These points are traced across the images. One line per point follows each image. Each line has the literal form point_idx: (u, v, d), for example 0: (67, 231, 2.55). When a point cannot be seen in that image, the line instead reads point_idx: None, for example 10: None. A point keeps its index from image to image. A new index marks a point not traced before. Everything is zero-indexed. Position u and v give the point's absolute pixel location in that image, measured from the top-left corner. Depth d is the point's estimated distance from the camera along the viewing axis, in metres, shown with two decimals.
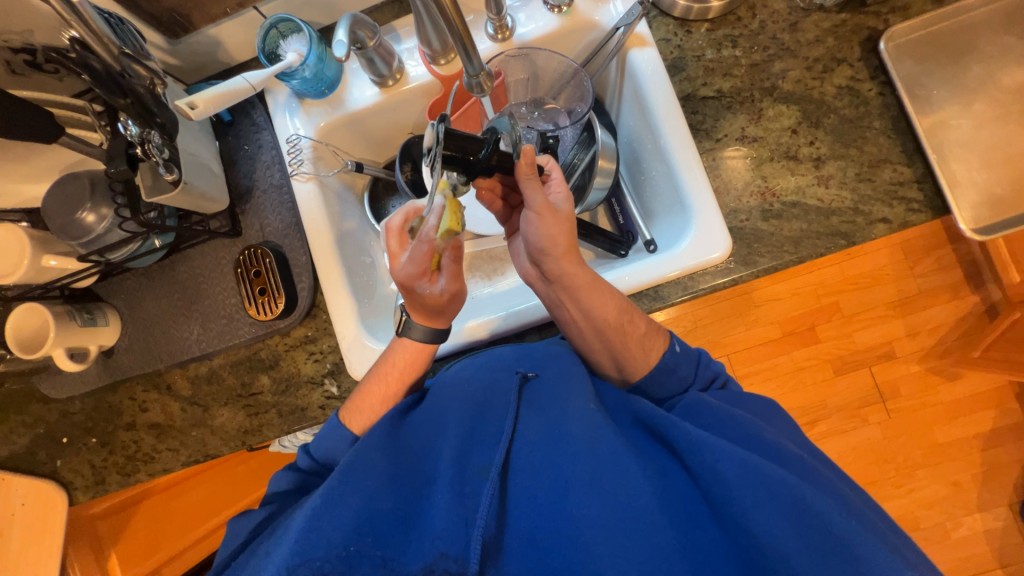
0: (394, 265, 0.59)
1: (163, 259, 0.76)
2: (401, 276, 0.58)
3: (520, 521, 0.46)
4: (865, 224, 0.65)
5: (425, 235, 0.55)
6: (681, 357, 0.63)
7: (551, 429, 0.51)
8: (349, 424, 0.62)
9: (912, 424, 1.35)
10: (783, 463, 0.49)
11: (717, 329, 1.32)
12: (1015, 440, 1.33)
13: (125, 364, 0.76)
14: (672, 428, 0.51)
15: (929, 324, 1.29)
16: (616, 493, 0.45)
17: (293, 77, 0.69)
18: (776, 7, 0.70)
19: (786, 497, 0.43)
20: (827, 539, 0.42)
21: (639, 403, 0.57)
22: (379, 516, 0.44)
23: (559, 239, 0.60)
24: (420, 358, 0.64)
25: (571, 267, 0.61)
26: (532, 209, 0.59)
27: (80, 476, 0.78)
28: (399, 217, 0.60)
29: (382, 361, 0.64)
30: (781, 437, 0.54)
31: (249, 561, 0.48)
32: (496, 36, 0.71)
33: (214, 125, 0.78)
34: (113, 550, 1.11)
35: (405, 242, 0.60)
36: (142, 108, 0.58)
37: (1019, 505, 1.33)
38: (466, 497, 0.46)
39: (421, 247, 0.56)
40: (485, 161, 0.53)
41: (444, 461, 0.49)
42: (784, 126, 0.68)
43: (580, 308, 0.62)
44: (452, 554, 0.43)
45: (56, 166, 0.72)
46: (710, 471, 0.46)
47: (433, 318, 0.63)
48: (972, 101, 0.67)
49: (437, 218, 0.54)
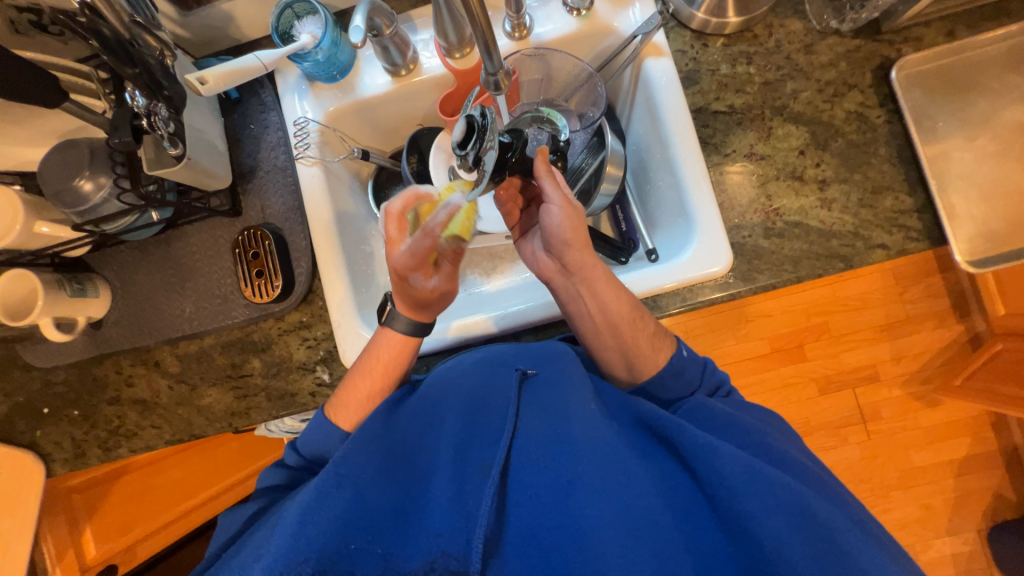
0: (392, 250, 0.61)
1: (159, 234, 0.75)
2: (397, 263, 0.61)
3: (521, 517, 0.47)
4: (864, 249, 0.66)
5: (431, 230, 0.59)
6: (688, 361, 0.62)
7: (552, 428, 0.51)
8: (337, 421, 0.61)
9: (890, 447, 1.37)
10: (786, 469, 0.51)
11: (708, 340, 1.34)
12: (988, 469, 1.37)
13: (113, 337, 0.75)
14: (677, 431, 0.50)
15: (913, 349, 1.32)
16: (618, 494, 0.46)
17: (306, 59, 0.67)
18: (793, 27, 0.71)
19: (790, 504, 0.44)
20: (831, 546, 0.43)
21: (641, 402, 0.56)
22: (379, 512, 0.46)
23: (578, 232, 0.61)
24: (408, 351, 0.64)
25: (590, 259, 0.62)
26: (554, 203, 0.60)
27: (59, 448, 0.77)
28: (400, 202, 0.62)
29: (367, 352, 0.63)
30: (786, 444, 0.56)
31: (240, 552, 0.48)
32: (514, 34, 0.71)
33: (221, 102, 0.77)
34: (87, 525, 1.06)
35: (404, 228, 0.62)
36: (150, 78, 0.57)
37: (987, 531, 1.36)
38: (466, 493, 0.48)
39: (424, 241, 0.59)
40: (512, 163, 0.58)
41: (444, 455, 0.51)
42: (792, 146, 0.69)
43: (597, 301, 0.62)
44: (453, 552, 0.45)
45: (55, 132, 0.71)
46: (715, 474, 0.46)
47: (420, 312, 0.63)
48: (975, 135, 0.68)
49: (448, 215, 0.59)
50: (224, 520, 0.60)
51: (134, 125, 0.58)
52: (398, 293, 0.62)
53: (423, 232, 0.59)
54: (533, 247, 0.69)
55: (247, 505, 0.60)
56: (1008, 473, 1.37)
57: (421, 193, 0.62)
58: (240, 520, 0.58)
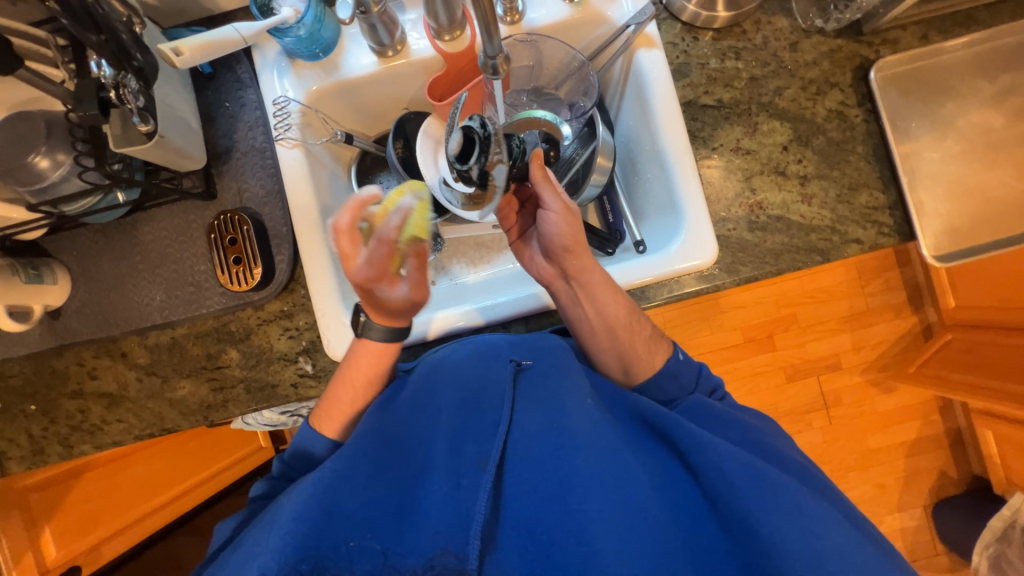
0: (348, 267, 0.55)
1: (125, 217, 0.70)
2: (358, 277, 0.56)
3: (519, 510, 0.47)
4: (840, 243, 0.69)
5: (385, 236, 0.54)
6: (683, 364, 0.64)
7: (552, 422, 0.52)
8: (321, 429, 0.62)
9: (849, 431, 1.45)
10: (782, 466, 0.54)
11: (684, 332, 1.42)
12: (934, 449, 1.47)
13: (74, 327, 0.70)
14: (675, 427, 0.51)
15: (873, 340, 1.43)
16: (617, 489, 0.47)
17: (287, 35, 0.64)
18: (779, 24, 0.72)
19: (788, 503, 0.46)
20: (824, 545, 0.43)
21: (640, 399, 0.57)
22: (378, 508, 0.46)
23: (578, 236, 0.62)
24: (387, 358, 0.62)
25: (589, 263, 0.62)
26: (552, 209, 0.61)
27: (15, 446, 0.72)
28: (346, 215, 0.54)
29: (347, 365, 0.62)
30: (780, 443, 0.58)
31: (233, 551, 0.46)
32: (506, 18, 0.69)
33: (192, 77, 0.72)
34: (48, 526, 0.98)
35: (358, 241, 0.55)
36: (117, 47, 0.52)
37: (932, 507, 1.46)
38: (462, 489, 0.48)
39: (379, 249, 0.55)
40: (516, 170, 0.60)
41: (441, 451, 0.51)
42: (776, 142, 0.71)
43: (595, 306, 0.63)
44: (452, 550, 0.45)
45: (5, 103, 0.64)
46: (716, 470, 0.47)
47: (395, 320, 0.61)
48: (944, 136, 0.71)
49: (402, 219, 0.55)
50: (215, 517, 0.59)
51: (100, 97, 0.53)
52: (370, 305, 0.59)
53: (376, 239, 0.54)
54: (530, 254, 0.69)
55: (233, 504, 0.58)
56: (953, 454, 1.47)
57: (365, 198, 0.55)
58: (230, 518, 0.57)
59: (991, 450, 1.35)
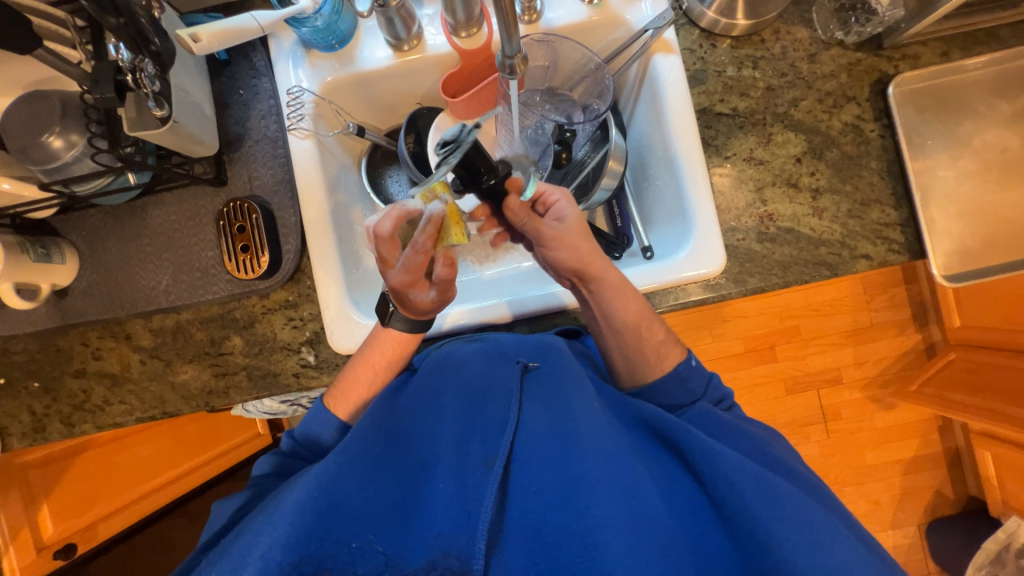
0: (386, 269, 0.56)
1: (135, 200, 0.70)
2: (394, 281, 0.57)
3: (526, 513, 0.47)
4: (849, 258, 0.68)
5: (420, 245, 0.53)
6: (694, 371, 0.64)
7: (559, 425, 0.52)
8: (333, 411, 0.62)
9: (846, 445, 1.45)
10: (788, 476, 0.53)
11: (685, 338, 1.42)
12: (930, 468, 1.46)
13: (80, 307, 0.70)
14: (684, 434, 0.51)
15: (876, 355, 1.43)
16: (624, 494, 0.47)
17: (304, 25, 0.63)
18: (798, 35, 0.72)
19: (797, 514, 0.45)
20: (834, 559, 0.43)
21: (644, 405, 0.57)
22: (381, 504, 0.46)
23: (581, 252, 0.60)
24: (408, 348, 0.64)
25: (603, 269, 0.61)
26: (547, 242, 0.59)
27: (17, 422, 0.72)
28: (389, 223, 0.52)
29: (368, 349, 0.63)
30: (780, 451, 0.58)
31: (235, 541, 0.46)
32: (524, 17, 0.69)
33: (207, 63, 0.72)
34: (46, 502, 0.98)
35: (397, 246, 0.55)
36: (137, 31, 0.52)
37: (926, 525, 1.45)
38: (469, 488, 0.48)
39: (416, 257, 0.54)
40: (489, 186, 0.51)
41: (446, 449, 0.51)
42: (790, 154, 0.70)
43: (607, 309, 0.63)
44: (455, 551, 0.45)
45: (22, 81, 0.65)
46: (724, 479, 0.47)
47: (422, 314, 0.62)
48: (959, 155, 0.70)
49: (433, 228, 0.52)
50: (213, 507, 0.58)
51: (117, 81, 0.53)
52: (396, 301, 0.60)
53: (414, 248, 0.54)
54: None
55: (234, 496, 0.58)
56: (950, 474, 1.46)
57: (410, 209, 0.52)
58: (228, 510, 0.56)
59: (988, 472, 1.34)
